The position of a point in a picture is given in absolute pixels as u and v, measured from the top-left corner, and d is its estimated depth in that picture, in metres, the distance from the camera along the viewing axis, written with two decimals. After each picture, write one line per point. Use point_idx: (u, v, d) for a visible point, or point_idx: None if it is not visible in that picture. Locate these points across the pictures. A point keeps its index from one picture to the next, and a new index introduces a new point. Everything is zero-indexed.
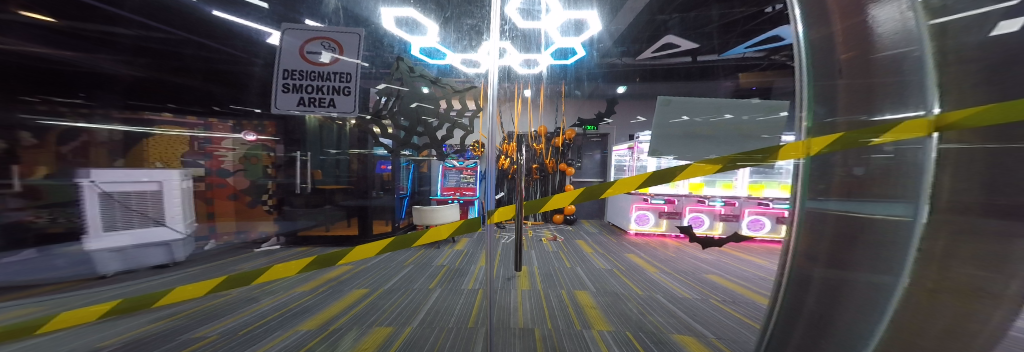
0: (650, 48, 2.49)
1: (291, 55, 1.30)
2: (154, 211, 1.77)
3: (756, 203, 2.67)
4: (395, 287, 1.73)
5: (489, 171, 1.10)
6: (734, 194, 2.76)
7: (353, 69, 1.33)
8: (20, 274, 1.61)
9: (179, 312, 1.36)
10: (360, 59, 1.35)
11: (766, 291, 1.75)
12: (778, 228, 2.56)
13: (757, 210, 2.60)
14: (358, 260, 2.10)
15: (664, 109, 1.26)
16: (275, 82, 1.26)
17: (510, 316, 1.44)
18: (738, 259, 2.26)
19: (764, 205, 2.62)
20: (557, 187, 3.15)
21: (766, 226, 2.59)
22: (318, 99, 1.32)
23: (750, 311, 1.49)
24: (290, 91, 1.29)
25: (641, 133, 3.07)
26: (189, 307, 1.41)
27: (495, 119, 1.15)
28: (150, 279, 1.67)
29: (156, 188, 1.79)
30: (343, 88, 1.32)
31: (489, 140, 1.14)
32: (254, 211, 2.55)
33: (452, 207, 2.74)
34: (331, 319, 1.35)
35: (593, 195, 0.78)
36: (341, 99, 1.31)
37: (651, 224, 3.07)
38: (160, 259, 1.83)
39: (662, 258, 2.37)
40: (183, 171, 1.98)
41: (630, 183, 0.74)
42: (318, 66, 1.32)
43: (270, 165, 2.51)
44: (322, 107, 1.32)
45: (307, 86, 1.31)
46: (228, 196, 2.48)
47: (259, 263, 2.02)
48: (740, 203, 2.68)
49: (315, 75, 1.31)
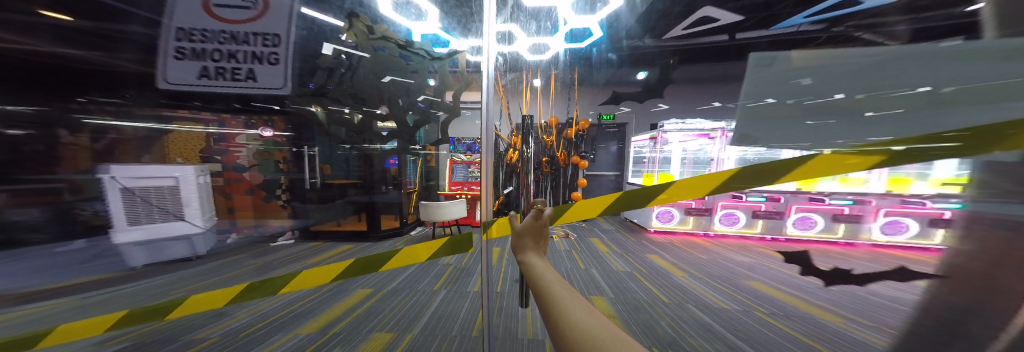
0: (681, 24, 2.22)
1: (189, 13, 1.34)
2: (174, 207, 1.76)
3: (807, 199, 2.27)
4: (399, 288, 1.67)
5: (485, 172, 0.97)
6: (780, 188, 2.42)
7: (275, 30, 1.41)
8: (67, 265, 1.72)
9: (124, 335, 1.23)
10: (285, 23, 1.43)
11: (824, 304, 1.49)
12: (834, 228, 2.18)
13: (807, 207, 2.25)
14: None
15: (759, 71, 0.95)
16: (169, 45, 1.33)
17: (517, 324, 1.34)
18: (782, 262, 2.02)
19: (816, 201, 2.23)
20: (569, 181, 2.85)
21: (817, 225, 2.24)
22: (234, 69, 1.38)
23: (808, 330, 1.26)
24: (193, 57, 1.37)
25: (666, 121, 2.75)
26: (130, 330, 1.28)
27: (491, 114, 0.98)
28: (173, 274, 1.74)
29: (173, 183, 1.75)
30: (262, 54, 1.40)
31: (483, 138, 0.99)
32: (269, 206, 2.48)
33: (459, 203, 2.63)
34: (332, 322, 1.31)
35: (646, 196, 0.64)
36: (266, 70, 1.41)
37: (675, 221, 2.83)
38: (184, 252, 1.86)
39: (690, 260, 2.13)
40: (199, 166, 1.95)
41: (693, 186, 0.59)
42: (224, 23, 1.36)
43: (282, 160, 2.55)
44: (237, 80, 1.39)
45: (212, 53, 1.36)
46: (245, 192, 2.40)
47: (271, 259, 2.04)
48: (785, 198, 2.36)
49: (225, 35, 1.37)
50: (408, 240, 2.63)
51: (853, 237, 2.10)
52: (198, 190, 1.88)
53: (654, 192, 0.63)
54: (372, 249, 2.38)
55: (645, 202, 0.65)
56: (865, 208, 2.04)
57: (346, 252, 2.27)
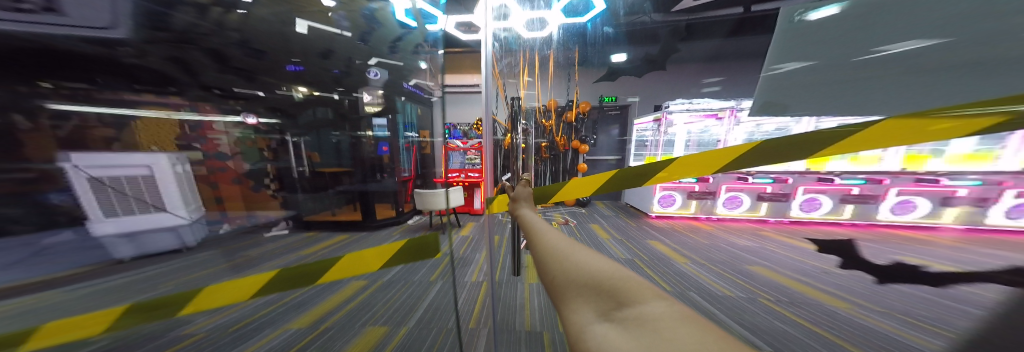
0: None
1: None
2: (152, 197, 1.71)
3: (816, 179, 2.28)
4: (394, 279, 1.64)
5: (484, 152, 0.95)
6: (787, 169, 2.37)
7: None
8: (39, 262, 1.62)
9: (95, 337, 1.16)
10: None
11: (833, 288, 1.45)
12: (840, 209, 2.25)
13: (815, 188, 2.26)
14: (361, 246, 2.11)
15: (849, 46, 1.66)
16: None
17: (514, 315, 1.32)
18: (788, 246, 1.96)
19: (825, 181, 2.24)
20: (570, 166, 2.79)
21: (822, 206, 2.27)
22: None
23: (822, 319, 1.20)
24: None
25: (671, 102, 2.59)
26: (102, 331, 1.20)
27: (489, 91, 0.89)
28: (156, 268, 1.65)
29: (147, 173, 1.69)
30: None
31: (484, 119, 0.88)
32: (257, 196, 2.31)
33: (456, 190, 2.55)
34: (323, 316, 1.27)
35: (643, 175, 0.60)
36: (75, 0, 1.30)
37: (677, 205, 2.73)
38: (173, 243, 1.84)
39: (692, 245, 2.08)
40: (173, 153, 1.84)
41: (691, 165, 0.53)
42: None
43: (266, 148, 2.32)
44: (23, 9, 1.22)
45: None
46: (232, 181, 2.21)
47: (262, 250, 1.96)
48: (793, 179, 2.34)
49: None
50: (405, 229, 2.57)
51: (862, 218, 2.21)
52: (175, 181, 1.81)
53: (648, 173, 0.59)
54: (368, 239, 2.32)
55: (637, 178, 0.61)
56: (877, 188, 2.12)
57: (342, 243, 2.21)
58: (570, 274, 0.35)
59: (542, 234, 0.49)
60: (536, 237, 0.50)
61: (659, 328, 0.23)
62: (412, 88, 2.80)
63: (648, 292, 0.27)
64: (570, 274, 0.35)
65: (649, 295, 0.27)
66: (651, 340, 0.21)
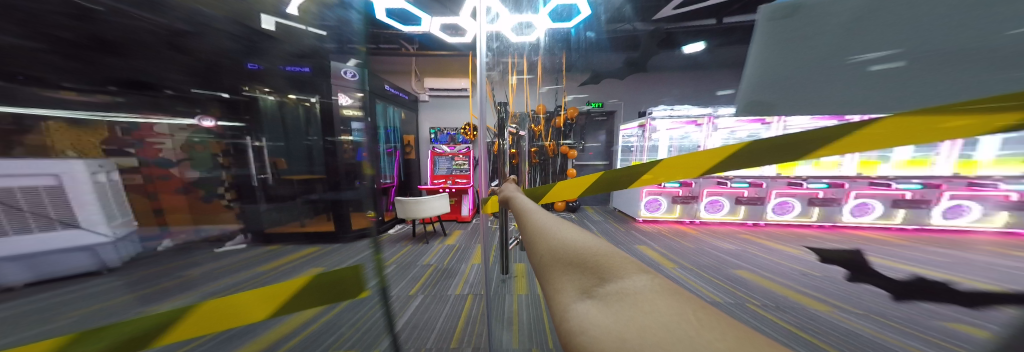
0: (671, 4, 2.17)
1: None
2: (45, 209, 1.26)
3: (786, 184, 2.34)
4: (367, 296, 1.48)
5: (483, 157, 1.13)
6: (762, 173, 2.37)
7: None
8: None
9: None
10: None
11: (809, 289, 1.48)
12: (809, 211, 2.29)
13: (786, 192, 2.32)
14: (333, 260, 1.90)
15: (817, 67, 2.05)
16: None
17: (500, 331, 1.23)
18: (769, 249, 2.00)
19: (794, 185, 2.30)
20: (558, 171, 2.84)
21: (794, 209, 2.34)
22: None
23: (806, 323, 1.19)
24: None
25: (655, 108, 2.65)
26: None
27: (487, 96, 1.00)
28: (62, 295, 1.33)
29: (51, 183, 1.24)
30: None
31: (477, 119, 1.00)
32: (207, 206, 1.98)
33: (441, 197, 2.43)
34: (274, 344, 1.10)
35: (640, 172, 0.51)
36: None
37: (663, 210, 2.77)
38: (89, 265, 1.40)
39: (679, 249, 2.08)
40: (88, 159, 1.34)
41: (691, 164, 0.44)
42: None
43: (221, 153, 2.07)
44: None
45: None
46: (175, 190, 1.78)
47: (210, 268, 1.69)
48: (767, 183, 2.39)
49: None
50: (383, 240, 2.37)
51: (828, 219, 2.25)
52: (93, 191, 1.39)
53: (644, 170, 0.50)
54: (342, 251, 2.11)
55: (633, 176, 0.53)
56: (839, 192, 2.18)
57: (310, 256, 1.98)
58: (553, 251, 0.32)
59: (533, 218, 0.46)
60: (526, 222, 0.47)
61: (640, 303, 0.18)
62: (395, 91, 2.87)
63: (633, 270, 0.24)
64: (553, 251, 0.31)
65: (635, 272, 0.23)
66: (630, 312, 0.16)
